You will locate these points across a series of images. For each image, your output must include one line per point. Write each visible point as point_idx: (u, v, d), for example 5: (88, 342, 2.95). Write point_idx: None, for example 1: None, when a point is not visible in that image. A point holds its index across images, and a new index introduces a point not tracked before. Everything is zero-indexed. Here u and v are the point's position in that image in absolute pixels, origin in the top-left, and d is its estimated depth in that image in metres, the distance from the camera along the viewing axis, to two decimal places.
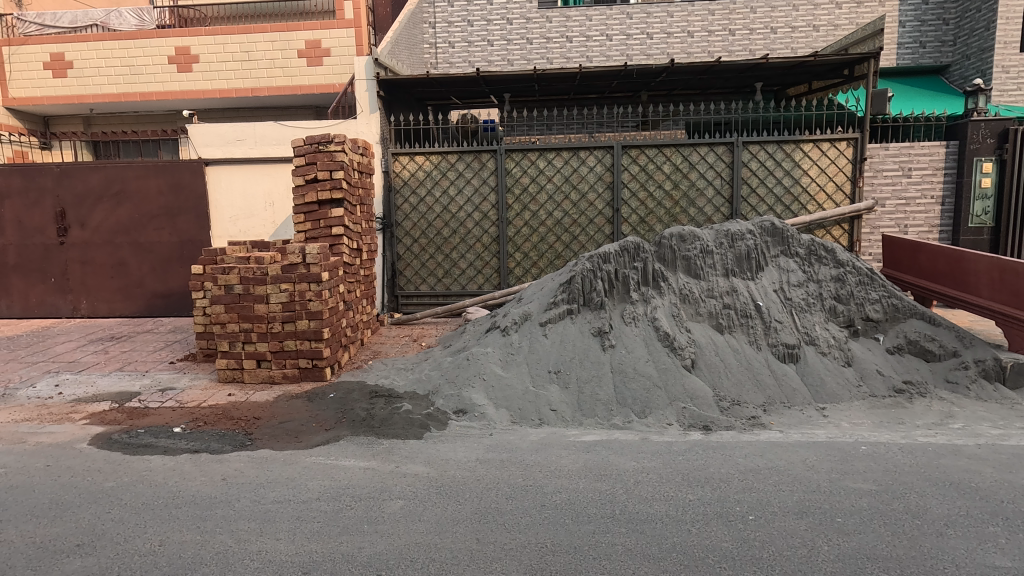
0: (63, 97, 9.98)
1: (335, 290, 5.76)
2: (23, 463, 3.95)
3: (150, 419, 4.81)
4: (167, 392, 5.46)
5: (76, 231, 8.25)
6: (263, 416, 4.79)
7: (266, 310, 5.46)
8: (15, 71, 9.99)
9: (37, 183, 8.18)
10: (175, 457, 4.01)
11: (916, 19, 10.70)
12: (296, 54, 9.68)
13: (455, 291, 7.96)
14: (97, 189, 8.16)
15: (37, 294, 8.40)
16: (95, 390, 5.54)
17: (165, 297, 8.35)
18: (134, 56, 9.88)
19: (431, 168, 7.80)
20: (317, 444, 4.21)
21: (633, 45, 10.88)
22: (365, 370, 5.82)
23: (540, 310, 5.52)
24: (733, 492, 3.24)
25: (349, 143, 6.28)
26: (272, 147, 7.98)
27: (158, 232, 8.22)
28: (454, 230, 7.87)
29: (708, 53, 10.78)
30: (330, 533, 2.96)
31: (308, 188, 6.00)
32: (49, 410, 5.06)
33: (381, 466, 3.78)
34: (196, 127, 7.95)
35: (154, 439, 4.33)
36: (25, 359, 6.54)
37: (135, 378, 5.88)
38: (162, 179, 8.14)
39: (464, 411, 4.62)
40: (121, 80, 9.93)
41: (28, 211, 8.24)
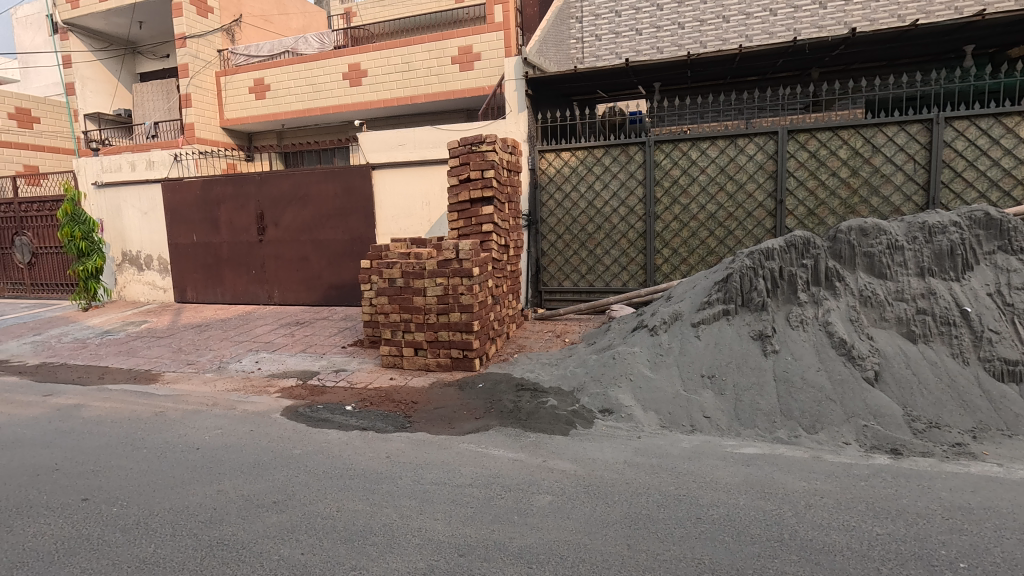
0: (262, 116, 11.69)
1: (485, 285, 6.00)
2: (234, 426, 4.70)
3: (328, 396, 5.44)
4: (340, 373, 6.14)
5: (271, 230, 9.62)
6: (420, 401, 5.15)
7: (424, 302, 5.86)
8: (228, 97, 11.93)
9: (244, 190, 9.69)
10: (348, 432, 4.48)
11: None
12: (450, 61, 10.26)
13: (599, 288, 7.86)
14: (287, 193, 9.42)
15: (243, 283, 9.96)
16: (285, 367, 6.43)
17: (338, 288, 9.37)
18: (316, 76, 11.24)
19: (576, 164, 7.77)
20: (468, 431, 4.41)
21: (801, 18, 9.78)
22: (511, 362, 5.99)
23: (692, 310, 5.22)
24: (935, 531, 2.74)
25: (499, 142, 6.50)
26: (429, 150, 8.54)
27: (334, 231, 9.25)
28: (598, 226, 7.77)
29: (897, 18, 9.32)
30: (483, 519, 3.07)
31: (461, 187, 6.30)
32: (252, 383, 5.97)
33: (529, 458, 3.85)
34: (365, 136, 8.82)
35: (331, 415, 4.89)
36: (234, 338, 7.82)
37: (315, 359, 6.71)
38: (337, 184, 9.14)
39: (610, 411, 4.52)
40: (305, 98, 11.35)
41: (237, 213, 9.80)
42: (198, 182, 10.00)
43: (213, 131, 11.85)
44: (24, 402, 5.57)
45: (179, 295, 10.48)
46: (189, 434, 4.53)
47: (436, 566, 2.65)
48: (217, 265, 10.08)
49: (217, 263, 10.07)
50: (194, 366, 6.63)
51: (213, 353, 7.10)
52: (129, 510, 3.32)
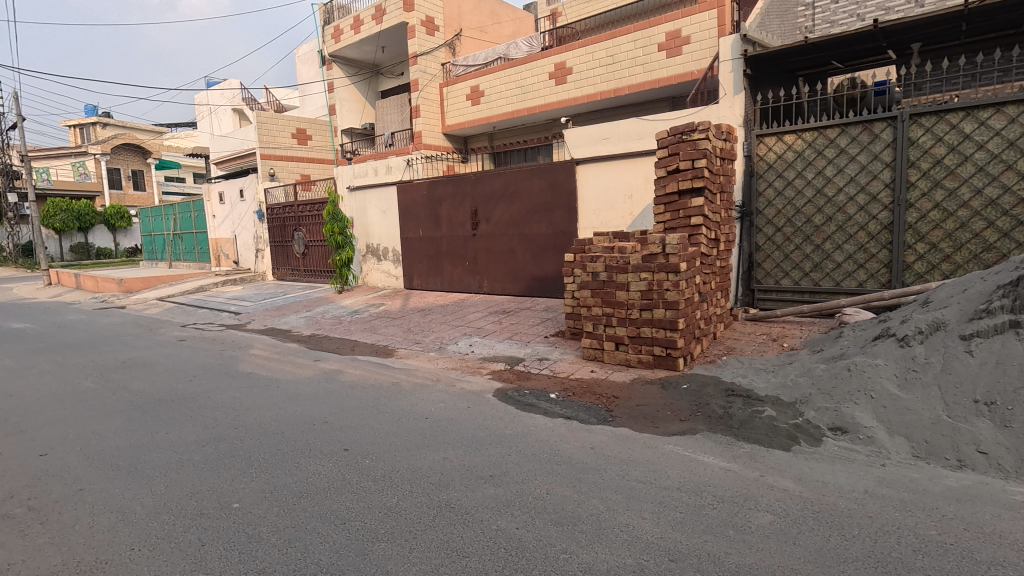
0: (477, 120, 12.75)
1: (692, 281, 5.70)
2: (455, 402, 5.25)
3: (533, 382, 5.75)
4: (544, 361, 6.44)
5: (483, 225, 10.48)
6: (622, 396, 5.12)
7: (626, 297, 5.81)
8: (449, 105, 13.27)
9: (462, 189, 10.73)
10: (553, 419, 4.67)
11: None
12: (657, 49, 9.93)
13: (826, 288, 6.90)
14: (498, 190, 10.17)
15: (458, 273, 11.05)
16: (495, 352, 6.97)
17: (541, 280, 9.79)
18: (525, 78, 11.87)
19: (803, 147, 6.90)
20: (674, 433, 4.25)
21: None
22: (719, 365, 5.61)
23: (962, 319, 4.25)
24: None
25: (713, 129, 6.10)
26: (634, 142, 8.41)
27: (538, 225, 9.70)
28: (828, 216, 6.81)
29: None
30: (695, 528, 2.92)
31: (670, 179, 6.06)
32: (467, 363, 6.62)
33: (744, 470, 3.56)
34: (571, 132, 9.05)
35: (537, 401, 5.15)
36: (452, 322, 8.73)
37: (521, 346, 7.14)
38: (543, 180, 9.56)
39: (844, 430, 3.93)
40: (514, 100, 12.07)
41: (455, 210, 10.90)
42: (424, 184, 11.37)
43: (437, 137, 13.32)
44: (302, 364, 6.99)
45: (408, 282, 12.07)
46: (419, 404, 5.20)
47: (646, 565, 2.61)
48: (437, 257, 11.35)
49: (438, 254, 11.34)
50: (421, 345, 7.58)
51: (435, 335, 8.03)
52: (378, 463, 3.94)
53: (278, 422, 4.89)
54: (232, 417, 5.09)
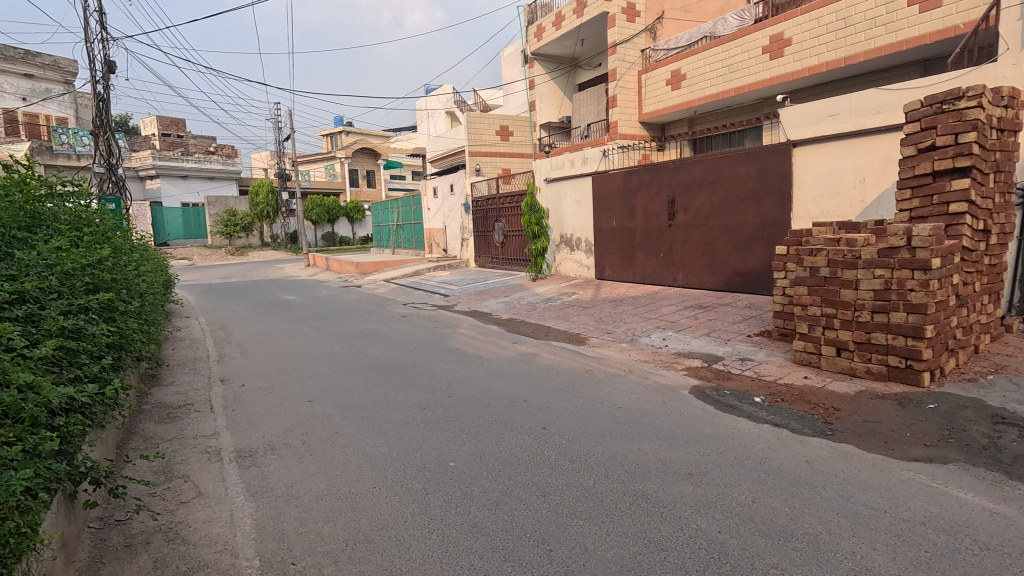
0: (677, 105, 12.20)
1: (947, 281, 4.74)
2: (649, 394, 5.18)
3: (735, 383, 5.38)
4: (747, 362, 5.97)
5: (680, 215, 10.07)
6: (844, 409, 4.51)
7: (854, 296, 5.06)
8: (648, 92, 12.92)
9: (659, 178, 10.43)
10: (758, 424, 4.33)
11: None
12: (906, 3, 8.38)
13: None
14: (698, 179, 9.65)
15: (651, 265, 10.79)
16: (691, 348, 6.68)
17: (744, 275, 9.05)
18: (733, 56, 11.00)
19: None
20: (914, 458, 3.61)
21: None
22: (982, 385, 4.59)
23: None
24: None
25: (988, 94, 4.96)
26: (870, 117, 7.24)
27: (744, 215, 8.97)
28: None
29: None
30: (946, 573, 2.46)
31: (921, 159, 5.10)
32: (661, 357, 6.46)
33: (1019, 517, 2.87)
34: (788, 111, 8.16)
35: (739, 403, 4.82)
36: (644, 314, 8.58)
37: (720, 344, 6.72)
38: (752, 166, 8.80)
39: None
40: (720, 80, 11.29)
41: (651, 200, 10.65)
42: (620, 173, 11.32)
43: (633, 125, 13.08)
44: (502, 345, 7.55)
45: (599, 273, 12.17)
46: (612, 393, 5.24)
47: None
48: (630, 248, 11.22)
49: (631, 245, 11.20)
50: (613, 335, 7.61)
51: (627, 326, 7.98)
52: (574, 445, 4.09)
53: (484, 395, 5.38)
54: (445, 386, 5.74)
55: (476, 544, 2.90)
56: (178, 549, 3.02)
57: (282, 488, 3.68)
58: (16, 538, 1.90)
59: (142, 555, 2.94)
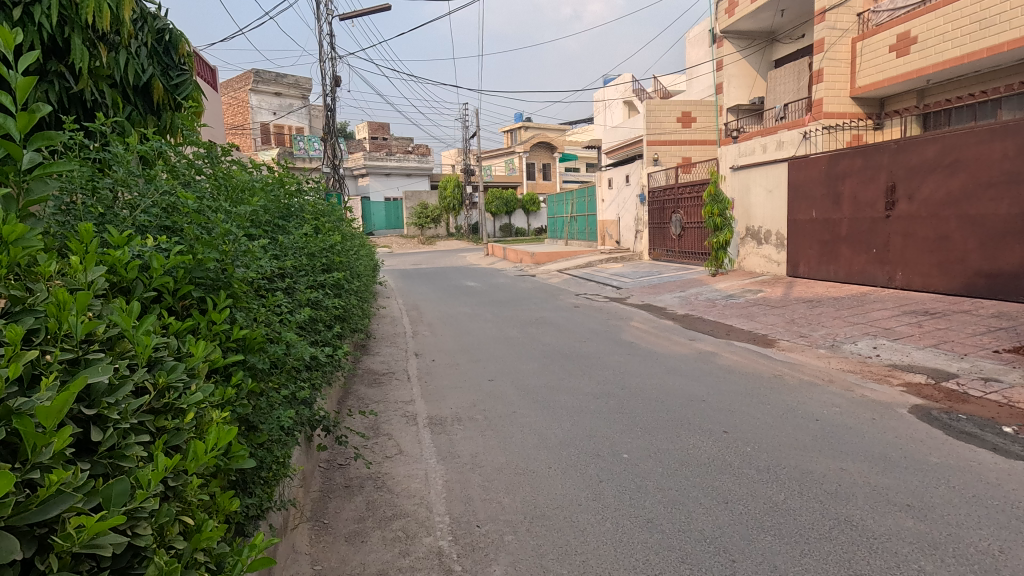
0: (903, 75, 10.35)
1: None
2: (854, 409, 4.53)
3: (973, 407, 4.45)
4: (991, 383, 4.89)
5: (902, 204, 8.58)
6: None
7: None
8: (865, 62, 11.18)
9: (875, 162, 9.00)
10: (1009, 460, 3.52)
11: None
12: None
13: None
14: (930, 161, 8.10)
15: (860, 262, 9.40)
16: (911, 360, 5.68)
17: (990, 277, 7.41)
18: (987, 8, 8.95)
19: None
20: None
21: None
22: None
23: None
24: None
25: None
26: None
27: (994, 203, 7.33)
28: None
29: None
30: None
31: None
32: (870, 368, 5.60)
33: None
34: None
35: (979, 432, 3.97)
36: (848, 318, 7.51)
37: (952, 358, 5.60)
38: (1010, 142, 7.11)
39: None
40: (966, 41, 9.29)
41: (863, 187, 9.25)
42: (824, 158, 10.02)
43: (843, 102, 11.44)
44: (678, 341, 7.24)
45: (792, 269, 10.95)
46: (807, 403, 4.70)
47: None
48: (833, 242, 9.90)
49: (834, 239, 9.87)
50: (808, 340, 6.80)
51: (826, 330, 7.07)
52: (761, 454, 3.76)
53: (659, 391, 5.22)
54: (619, 378, 5.71)
55: (652, 540, 2.85)
56: (384, 496, 3.48)
57: (467, 456, 4.02)
58: (278, 465, 2.37)
59: (358, 495, 3.46)
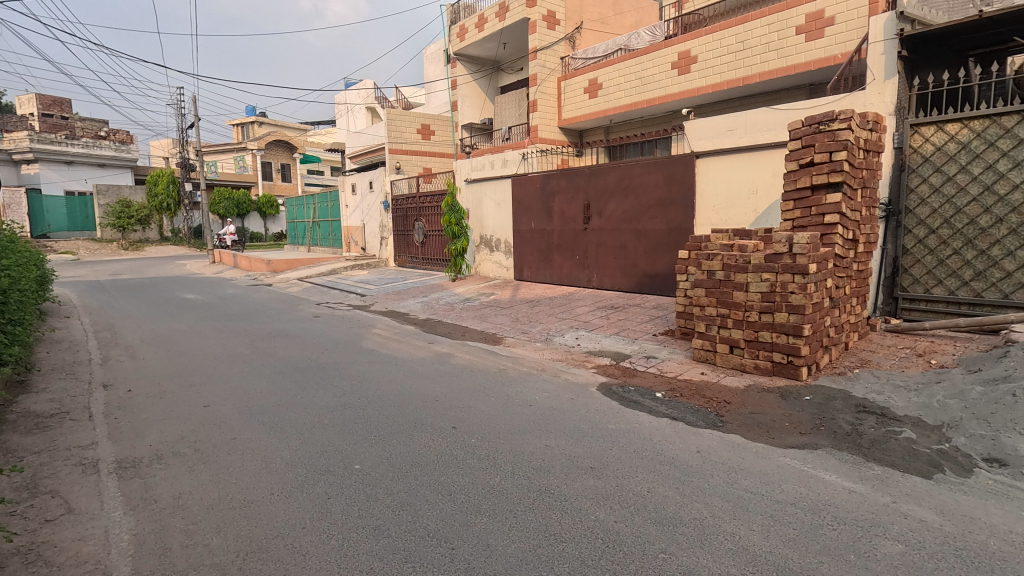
0: (594, 113, 12.68)
1: (823, 285, 5.25)
2: (559, 392, 5.33)
3: (639, 379, 5.66)
4: (651, 359, 6.31)
5: (595, 219, 10.45)
6: (734, 402, 4.88)
7: (745, 298, 5.50)
8: (566, 99, 13.31)
9: (575, 183, 10.78)
10: (658, 418, 4.57)
11: None
12: (794, 32, 9.25)
13: (989, 300, 5.99)
14: (612, 185, 10.07)
15: (567, 267, 11.13)
16: (601, 347, 6.95)
17: (652, 277, 9.54)
18: (646, 69, 11.58)
19: (970, 138, 6.04)
20: (790, 445, 3.97)
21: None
22: (849, 378, 5.13)
23: None
24: None
25: (856, 119, 5.58)
26: (765, 133, 7.84)
27: (652, 220, 9.45)
28: (999, 218, 5.89)
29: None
30: (807, 546, 2.74)
31: (801, 173, 5.61)
32: (572, 356, 6.67)
33: (872, 494, 3.24)
34: (692, 123, 8.69)
35: (642, 399, 5.07)
36: (559, 315, 8.83)
37: (628, 342, 7.05)
38: (660, 174, 9.28)
39: (1002, 463, 3.43)
40: (633, 91, 11.85)
41: (568, 204, 10.98)
42: (539, 177, 11.57)
43: (552, 131, 13.45)
44: (418, 346, 7.46)
45: (518, 274, 12.34)
46: (524, 391, 5.34)
47: None
48: (548, 250, 11.50)
49: (549, 247, 11.48)
50: (528, 335, 7.76)
51: (542, 326, 8.17)
52: (484, 443, 4.12)
53: (397, 396, 5.29)
54: (357, 387, 5.59)
55: (377, 547, 2.85)
56: (39, 572, 2.71)
57: (168, 499, 3.42)
58: None
59: None
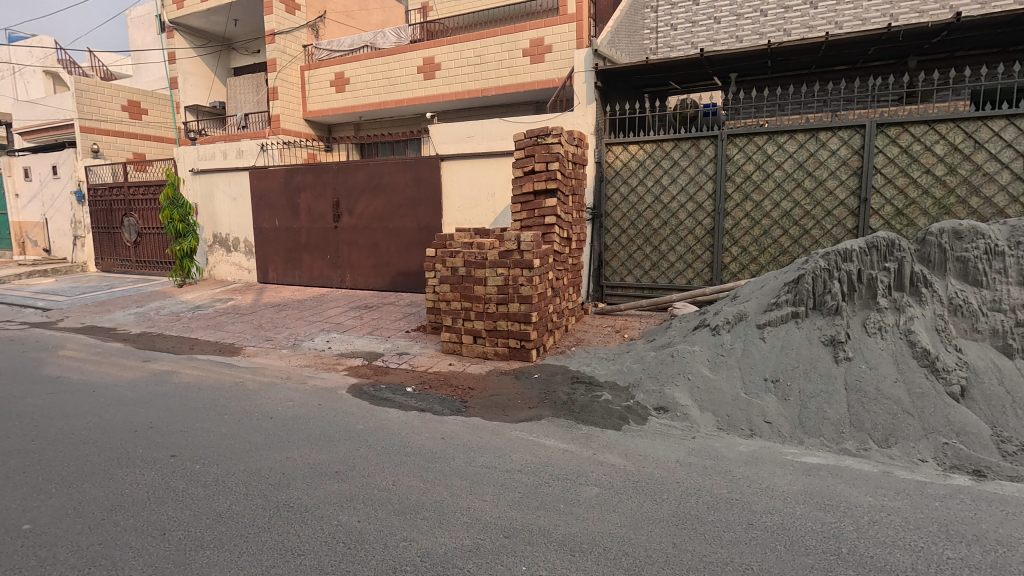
0: (341, 108, 12.29)
1: (545, 277, 6.06)
2: (305, 399, 5.05)
3: (391, 377, 5.71)
4: (403, 355, 6.43)
5: (345, 217, 10.15)
6: (477, 387, 5.30)
7: (484, 291, 6.02)
8: (311, 90, 12.61)
9: (323, 179, 10.29)
10: (407, 412, 4.69)
11: None
12: (521, 54, 10.39)
13: (662, 285, 7.72)
14: (361, 182, 9.90)
15: (318, 267, 10.60)
16: (353, 348, 6.80)
17: (405, 275, 9.75)
18: (393, 69, 11.68)
19: (644, 157, 7.65)
20: (521, 419, 4.50)
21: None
22: (568, 355, 6.04)
23: (758, 310, 5.07)
24: (1018, 563, 2.52)
25: (565, 135, 6.55)
26: (499, 142, 8.65)
27: (403, 219, 9.62)
28: (664, 221, 7.63)
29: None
30: (529, 504, 3.14)
31: (526, 180, 6.36)
32: (322, 360, 6.37)
33: (579, 450, 3.89)
34: (436, 127, 9.07)
35: (392, 395, 5.14)
36: (309, 318, 8.34)
37: (381, 341, 7.05)
38: (409, 174, 9.48)
39: (666, 409, 4.46)
40: (381, 90, 11.84)
41: (315, 201, 10.42)
42: (281, 171, 10.70)
43: (296, 122, 12.60)
44: (127, 366, 6.20)
45: (262, 276, 11.27)
46: (264, 404, 4.90)
47: (482, 544, 2.75)
48: (296, 249, 10.77)
49: (297, 247, 10.76)
50: (272, 342, 7.13)
51: (289, 331, 7.60)
52: (212, 468, 3.66)
53: (92, 430, 4.32)
54: (30, 427, 4.39)
55: None
56: None
57: None
58: None
59: None
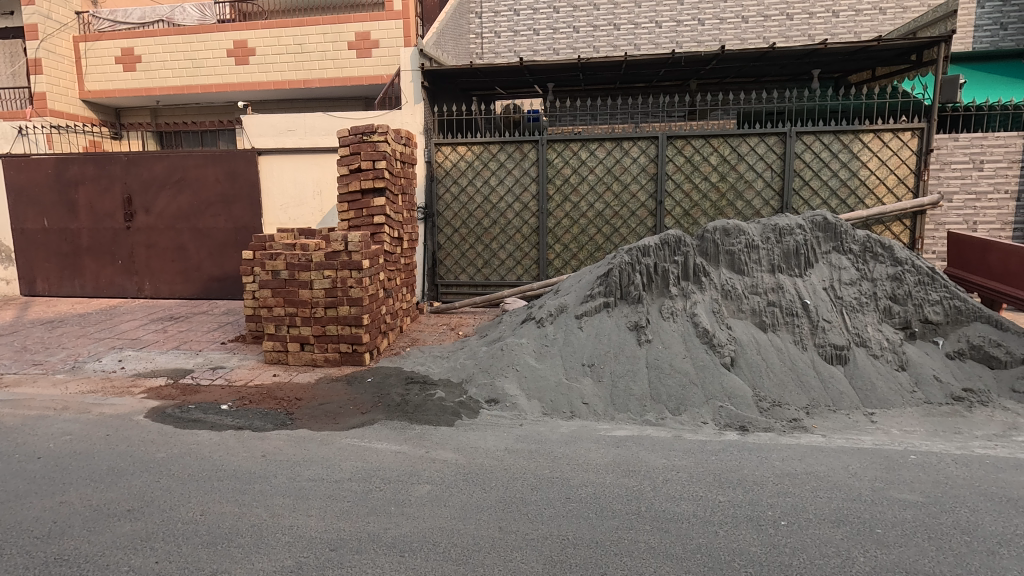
0: (133, 89, 10.62)
1: (376, 278, 5.93)
2: (88, 431, 4.28)
3: (202, 395, 5.10)
4: (218, 370, 5.80)
5: (140, 217, 8.81)
6: (305, 397, 4.99)
7: (310, 295, 5.68)
8: (89, 65, 10.69)
9: (108, 171, 8.79)
10: (220, 432, 4.24)
11: (993, 12, 10.17)
12: (346, 46, 9.99)
13: (494, 281, 8.03)
14: (160, 176, 8.67)
15: (107, 275, 9.06)
16: (153, 366, 5.93)
17: (220, 281, 8.81)
18: (197, 50, 10.41)
19: (472, 159, 7.88)
20: (352, 426, 4.35)
21: (703, 19, 10.38)
22: (402, 356, 5.98)
23: (576, 303, 5.53)
24: (767, 496, 3.14)
25: (392, 134, 6.46)
26: (323, 137, 8.21)
27: (215, 218, 8.66)
28: (493, 221, 7.94)
29: (783, 36, 10.19)
30: (359, 512, 3.05)
31: (352, 178, 6.15)
32: (112, 383, 5.45)
33: (412, 450, 3.88)
34: (250, 118, 8.29)
35: (203, 415, 4.60)
36: (93, 335, 7.07)
37: (190, 356, 6.26)
38: (219, 168, 8.55)
39: (496, 401, 4.67)
40: (183, 73, 10.49)
41: (99, 197, 8.87)
42: (49, 161, 8.90)
43: (70, 103, 10.57)
44: None
45: (27, 287, 9.27)
46: (26, 443, 4.03)
47: (305, 562, 2.60)
48: (75, 254, 9.06)
49: (76, 251, 9.05)
50: (41, 367, 5.90)
51: (66, 352, 6.36)
52: None
53: None
54: None
55: None
56: None
57: None
58: None
59: None
